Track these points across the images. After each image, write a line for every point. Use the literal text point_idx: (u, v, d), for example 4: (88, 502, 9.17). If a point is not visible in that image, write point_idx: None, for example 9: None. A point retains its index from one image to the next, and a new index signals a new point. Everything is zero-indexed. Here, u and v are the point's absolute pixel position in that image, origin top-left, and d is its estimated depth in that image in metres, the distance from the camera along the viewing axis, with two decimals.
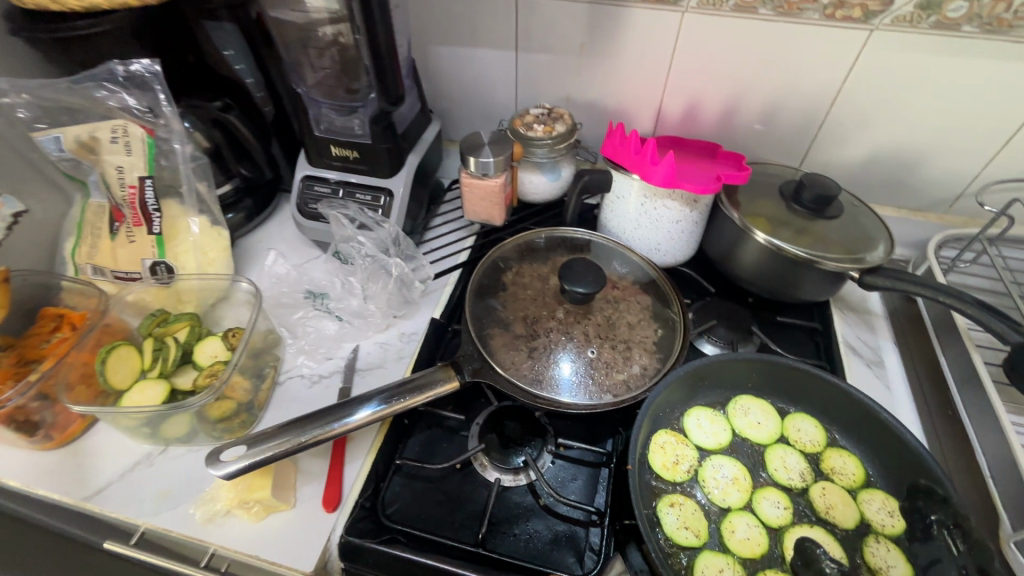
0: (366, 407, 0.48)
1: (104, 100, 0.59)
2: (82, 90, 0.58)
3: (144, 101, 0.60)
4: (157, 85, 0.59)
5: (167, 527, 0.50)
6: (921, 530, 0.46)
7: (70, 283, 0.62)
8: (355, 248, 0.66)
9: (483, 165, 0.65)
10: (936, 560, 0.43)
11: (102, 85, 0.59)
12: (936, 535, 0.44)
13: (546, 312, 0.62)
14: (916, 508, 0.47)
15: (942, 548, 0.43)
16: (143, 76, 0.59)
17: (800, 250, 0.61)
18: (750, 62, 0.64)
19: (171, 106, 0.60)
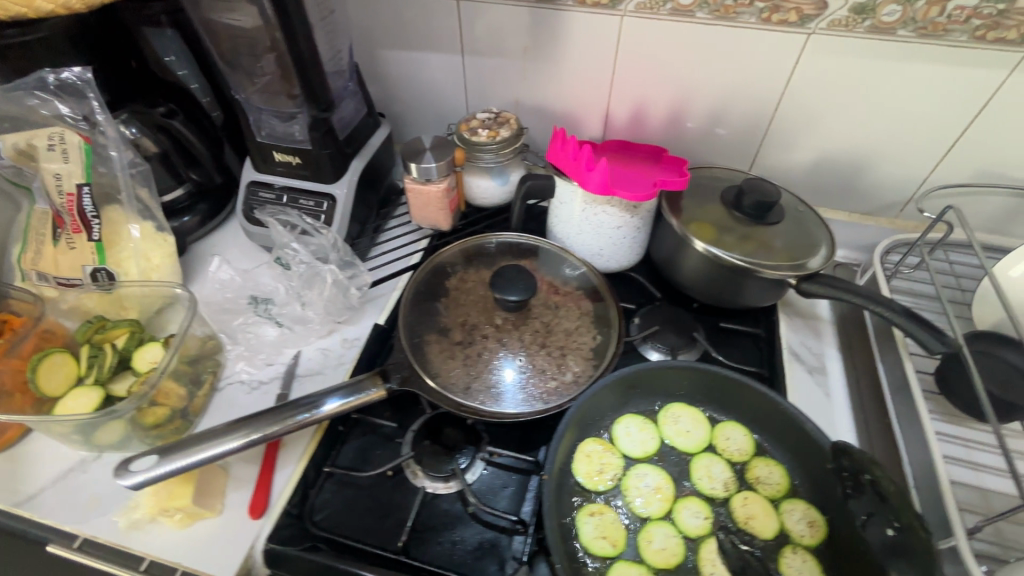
0: (334, 399, 0.51)
1: (36, 109, 0.59)
2: (15, 98, 0.58)
3: (78, 109, 0.60)
4: (90, 92, 0.60)
5: (94, 533, 0.50)
6: (852, 482, 0.45)
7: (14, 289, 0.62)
8: (291, 255, 0.66)
9: (425, 170, 0.65)
10: (869, 512, 0.43)
11: (32, 94, 0.58)
12: (865, 488, 0.43)
13: (485, 317, 0.62)
14: (844, 464, 0.45)
15: (874, 499, 0.42)
16: (75, 84, 0.59)
17: (737, 258, 0.60)
18: (692, 66, 0.64)
19: (105, 113, 0.61)
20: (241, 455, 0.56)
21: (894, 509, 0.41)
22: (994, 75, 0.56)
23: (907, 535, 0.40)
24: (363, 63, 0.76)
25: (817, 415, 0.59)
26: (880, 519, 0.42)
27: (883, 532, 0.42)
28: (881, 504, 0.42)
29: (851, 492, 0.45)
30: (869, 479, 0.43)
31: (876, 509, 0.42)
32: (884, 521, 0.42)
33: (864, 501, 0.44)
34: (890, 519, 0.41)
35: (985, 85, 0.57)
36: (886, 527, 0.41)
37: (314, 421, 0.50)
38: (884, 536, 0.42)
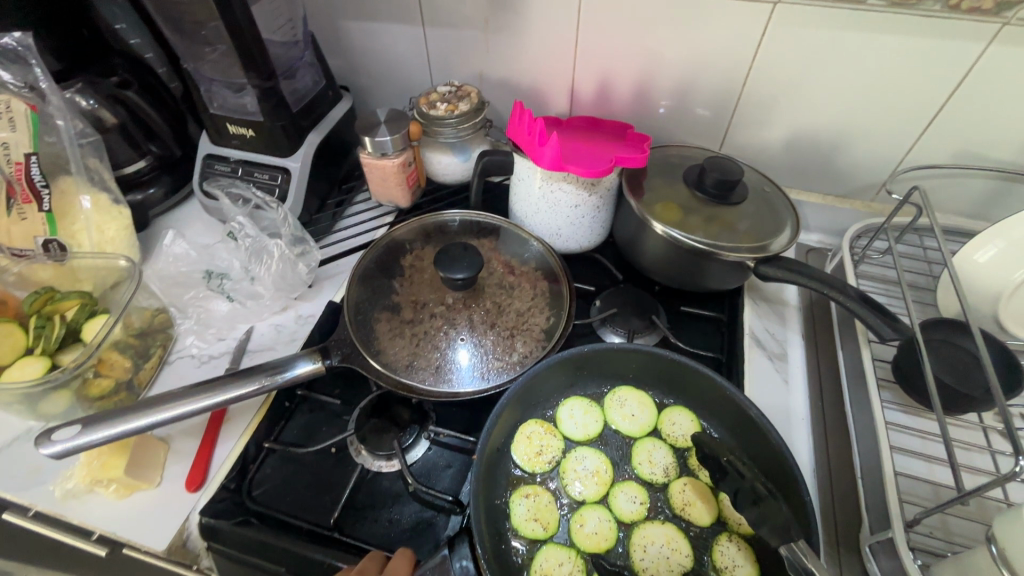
0: (300, 364, 0.52)
1: None
2: None
3: (20, 76, 0.59)
4: (31, 57, 0.59)
5: (32, 502, 0.51)
6: (716, 467, 0.46)
7: None
8: (241, 228, 0.64)
9: (380, 145, 0.63)
10: (736, 488, 0.44)
11: None
12: (726, 470, 0.45)
13: (436, 296, 0.61)
14: (706, 453, 0.47)
15: (736, 478, 0.44)
16: (15, 50, 0.58)
17: (697, 240, 0.57)
18: (656, 38, 0.62)
19: (49, 81, 0.60)
20: (185, 428, 0.56)
21: (751, 481, 0.42)
22: (969, 49, 0.53)
23: (766, 505, 0.41)
24: (325, 34, 0.74)
25: (775, 403, 0.56)
26: (745, 495, 0.43)
27: (748, 509, 0.43)
28: (740, 480, 0.43)
29: (718, 478, 0.46)
30: (728, 457, 0.45)
31: (739, 485, 0.43)
32: (748, 495, 0.43)
33: (731, 481, 0.45)
34: (750, 494, 0.42)
35: (962, 60, 0.53)
36: (750, 503, 0.42)
37: (277, 386, 0.50)
38: (752, 512, 0.42)
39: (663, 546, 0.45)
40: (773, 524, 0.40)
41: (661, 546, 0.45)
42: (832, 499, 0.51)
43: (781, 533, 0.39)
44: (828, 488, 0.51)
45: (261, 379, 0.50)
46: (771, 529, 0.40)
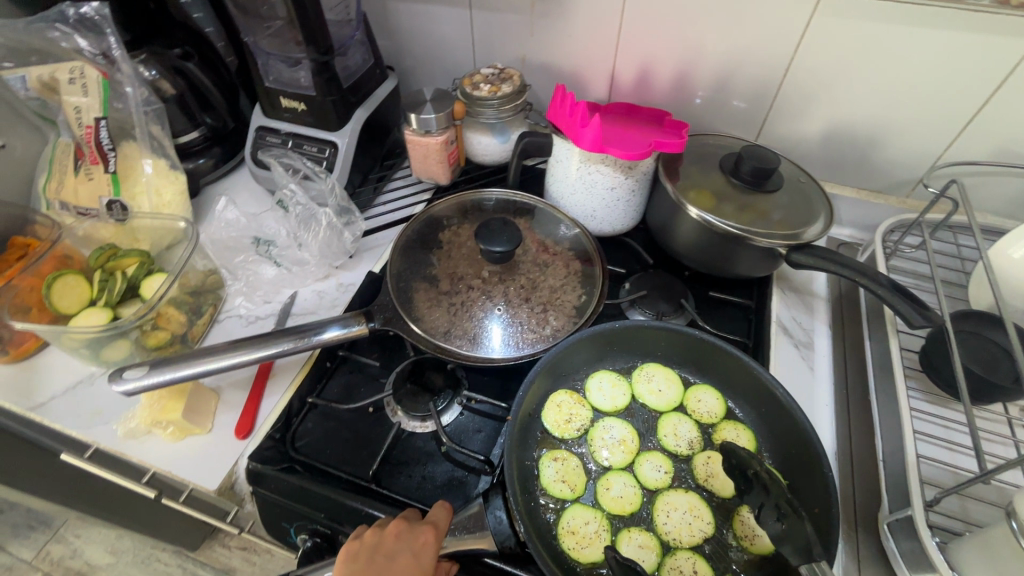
0: (333, 328, 0.54)
1: (58, 42, 0.63)
2: (38, 31, 0.62)
3: (96, 45, 0.64)
4: (106, 27, 0.63)
5: (96, 439, 0.55)
6: (743, 478, 0.44)
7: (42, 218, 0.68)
8: (290, 196, 0.68)
9: (425, 122, 0.66)
10: (760, 504, 0.41)
11: (53, 26, 0.62)
12: (753, 482, 0.42)
13: (473, 270, 0.63)
14: (733, 463, 0.44)
15: (762, 492, 0.41)
16: (93, 19, 0.62)
17: (730, 225, 0.59)
18: (698, 27, 0.63)
19: (121, 49, 0.63)
20: (234, 381, 0.60)
21: (776, 496, 0.40)
22: (1017, 45, 0.53)
23: (790, 522, 0.38)
24: (374, 15, 0.76)
25: (800, 388, 0.58)
26: (768, 511, 0.40)
27: (772, 524, 0.40)
28: (766, 496, 0.41)
29: (744, 491, 0.44)
30: (756, 470, 0.42)
31: (764, 500, 0.41)
32: (771, 511, 0.40)
33: (756, 496, 0.42)
34: (774, 510, 0.39)
35: (1008, 56, 0.54)
36: (774, 518, 0.39)
37: (308, 347, 0.53)
38: (775, 526, 0.39)
39: (686, 513, 0.47)
40: (794, 543, 0.37)
41: (684, 512, 0.47)
42: (853, 483, 0.52)
43: (802, 554, 0.37)
44: (848, 472, 0.53)
45: (302, 338, 0.53)
46: (793, 547, 0.37)
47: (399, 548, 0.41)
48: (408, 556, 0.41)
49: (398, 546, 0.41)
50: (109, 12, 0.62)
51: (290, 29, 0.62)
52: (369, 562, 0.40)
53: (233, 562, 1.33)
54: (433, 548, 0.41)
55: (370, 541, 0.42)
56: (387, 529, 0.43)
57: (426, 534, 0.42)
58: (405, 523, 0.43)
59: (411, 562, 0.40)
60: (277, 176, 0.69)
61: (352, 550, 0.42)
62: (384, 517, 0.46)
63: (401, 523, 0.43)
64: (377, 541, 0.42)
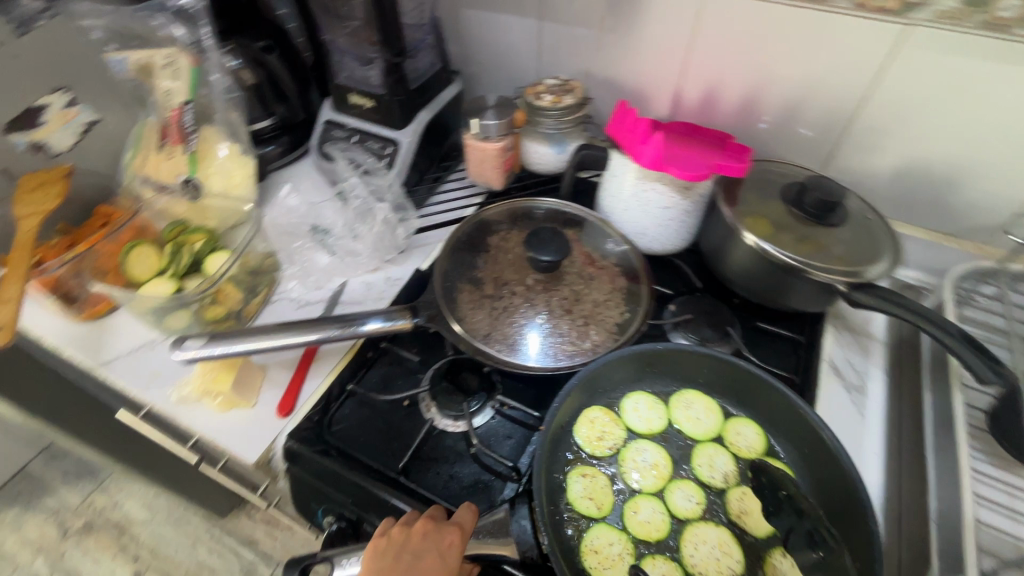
0: (376, 320, 0.56)
1: (159, 30, 0.68)
2: (141, 18, 0.68)
3: (191, 34, 0.68)
4: (202, 19, 0.67)
5: (151, 401, 0.58)
6: (772, 500, 0.46)
7: (126, 189, 0.74)
8: (351, 188, 0.72)
9: (485, 128, 0.68)
10: (789, 528, 0.43)
11: (156, 15, 0.67)
12: (784, 505, 0.44)
13: (518, 277, 0.64)
14: (765, 483, 0.47)
15: (793, 516, 0.43)
16: (191, 11, 0.66)
17: (787, 256, 0.57)
18: (771, 51, 0.61)
19: (212, 40, 0.67)
20: (280, 360, 0.62)
21: (810, 523, 0.42)
22: None
23: (826, 551, 0.40)
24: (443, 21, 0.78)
25: (848, 433, 0.55)
26: (799, 536, 0.43)
27: (804, 552, 0.42)
28: (797, 520, 0.43)
29: (771, 511, 0.45)
30: (788, 493, 0.44)
31: (794, 525, 0.43)
32: (802, 538, 0.42)
33: (784, 518, 0.44)
34: (807, 536, 0.42)
35: None
36: (805, 546, 0.42)
37: (353, 336, 0.55)
38: (807, 553, 0.42)
39: (715, 547, 0.46)
40: None
41: (713, 547, 0.46)
42: (899, 541, 0.49)
43: None
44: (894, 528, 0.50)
45: (349, 324, 0.55)
46: None
47: (427, 548, 0.41)
48: (437, 556, 0.41)
49: (426, 545, 0.41)
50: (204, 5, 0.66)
51: (365, 30, 0.64)
52: (397, 559, 0.41)
53: (255, 534, 1.39)
54: (459, 551, 0.41)
55: (397, 539, 0.42)
56: (414, 527, 0.43)
57: (452, 535, 0.42)
58: (433, 522, 0.43)
59: (438, 562, 0.41)
60: (340, 169, 0.73)
61: (380, 545, 0.42)
62: (412, 513, 0.46)
63: (430, 523, 0.43)
64: (405, 539, 0.42)
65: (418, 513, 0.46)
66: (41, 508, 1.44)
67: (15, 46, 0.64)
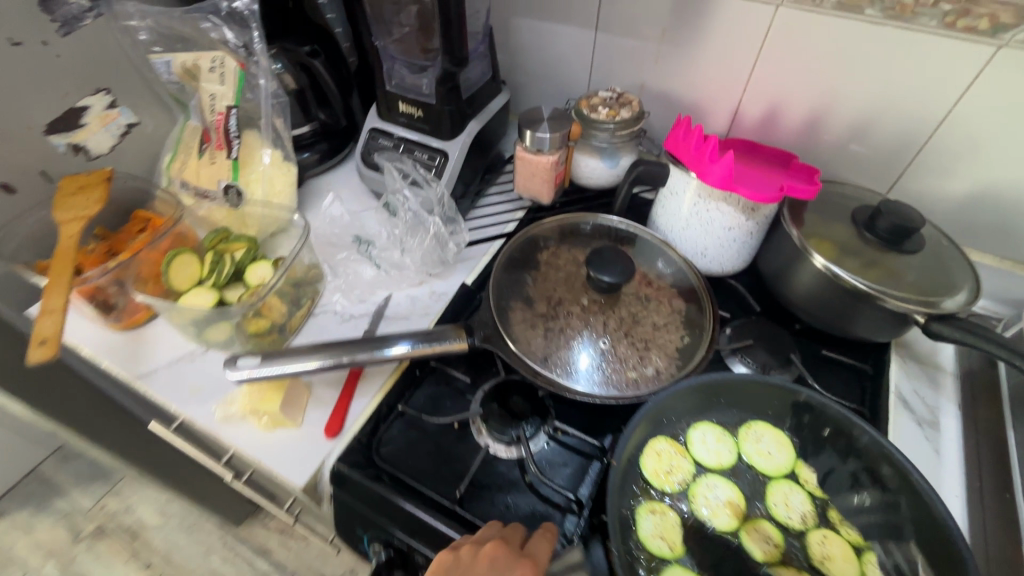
0: (402, 343, 0.53)
1: (208, 32, 0.67)
2: (191, 20, 0.66)
3: (241, 37, 0.66)
4: (252, 22, 0.65)
5: (193, 417, 0.56)
6: (812, 441, 0.51)
7: (162, 194, 0.72)
8: (401, 201, 0.70)
9: (539, 140, 0.65)
10: (830, 470, 0.50)
11: (207, 18, 0.65)
12: (825, 446, 0.50)
13: (571, 296, 0.61)
14: (805, 428, 0.51)
15: (839, 460, 0.49)
16: (242, 13, 0.65)
17: (861, 282, 0.55)
18: (845, 69, 0.59)
19: (262, 44, 0.66)
20: (325, 378, 0.60)
21: (855, 468, 0.48)
22: None
23: (866, 491, 0.47)
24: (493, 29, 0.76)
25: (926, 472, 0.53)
26: (840, 479, 0.49)
27: (844, 492, 0.49)
28: (841, 464, 0.49)
29: (810, 452, 0.51)
30: (836, 436, 0.50)
31: (836, 468, 0.49)
32: (844, 479, 0.49)
33: (824, 461, 0.50)
34: (848, 480, 0.49)
35: None
36: (846, 487, 0.48)
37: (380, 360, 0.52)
38: (844, 492, 0.49)
39: None
40: (884, 521, 0.46)
41: None
42: None
43: (888, 530, 0.45)
44: None
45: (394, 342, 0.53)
46: (881, 525, 0.46)
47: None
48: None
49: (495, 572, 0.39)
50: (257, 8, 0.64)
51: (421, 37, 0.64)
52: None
53: (269, 544, 1.37)
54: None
55: (464, 561, 0.41)
56: (482, 550, 0.41)
57: (524, 567, 0.40)
58: (504, 547, 0.41)
59: None
60: (388, 179, 0.71)
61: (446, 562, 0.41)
62: (484, 533, 0.44)
63: (500, 547, 0.41)
64: (472, 562, 0.41)
65: (490, 532, 0.44)
66: (53, 511, 1.42)
67: (59, 46, 0.62)
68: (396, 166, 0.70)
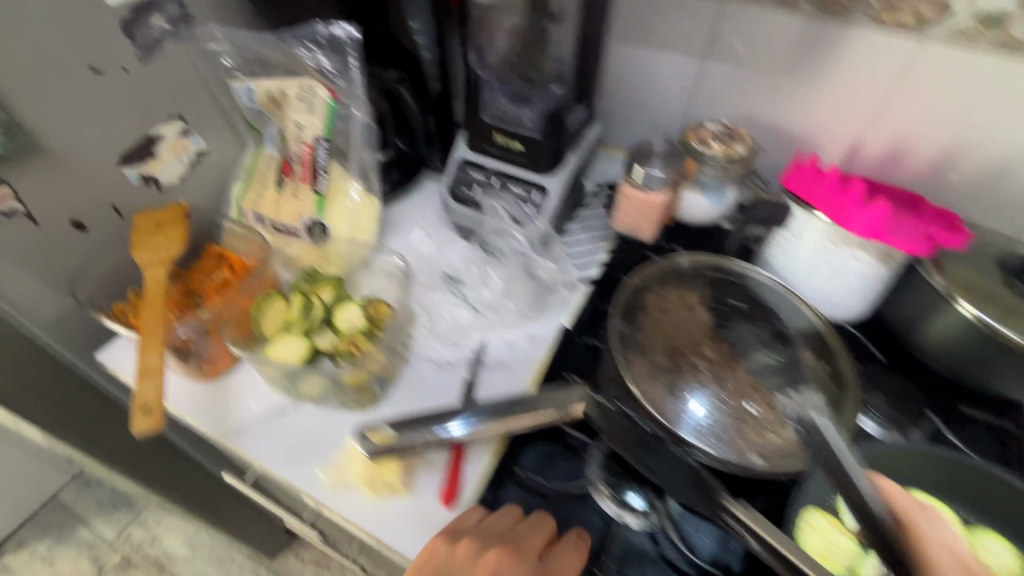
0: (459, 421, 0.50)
1: (303, 59, 0.63)
2: (286, 47, 0.63)
3: (334, 64, 0.62)
4: (350, 51, 0.61)
5: (294, 483, 0.52)
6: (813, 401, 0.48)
7: (232, 226, 0.66)
8: (507, 242, 0.68)
9: (649, 178, 0.62)
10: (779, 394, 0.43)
11: (304, 44, 0.62)
12: None
13: (693, 347, 0.57)
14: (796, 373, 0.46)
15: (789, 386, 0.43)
16: (342, 41, 0.60)
17: (1019, 336, 0.50)
18: (989, 109, 0.55)
19: (359, 72, 0.61)
20: None
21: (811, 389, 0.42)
22: None
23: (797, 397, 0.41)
24: None
25: None
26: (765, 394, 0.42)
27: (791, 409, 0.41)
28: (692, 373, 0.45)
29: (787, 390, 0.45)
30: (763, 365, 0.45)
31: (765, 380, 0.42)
32: None
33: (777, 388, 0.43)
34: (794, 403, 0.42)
35: None
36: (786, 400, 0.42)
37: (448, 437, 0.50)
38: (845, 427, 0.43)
39: None
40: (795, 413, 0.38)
41: None
42: None
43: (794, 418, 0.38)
44: None
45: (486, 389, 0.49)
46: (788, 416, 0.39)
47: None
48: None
49: None
50: (358, 37, 0.60)
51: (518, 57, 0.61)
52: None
53: None
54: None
55: (457, 563, 0.43)
56: (483, 556, 0.44)
57: None
58: (507, 560, 0.43)
59: None
60: (491, 218, 0.67)
61: (440, 555, 0.44)
62: (493, 529, 0.47)
63: (502, 559, 0.43)
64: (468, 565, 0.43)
65: (494, 526, 0.47)
66: (76, 541, 1.36)
67: (137, 72, 0.58)
68: (497, 203, 0.66)
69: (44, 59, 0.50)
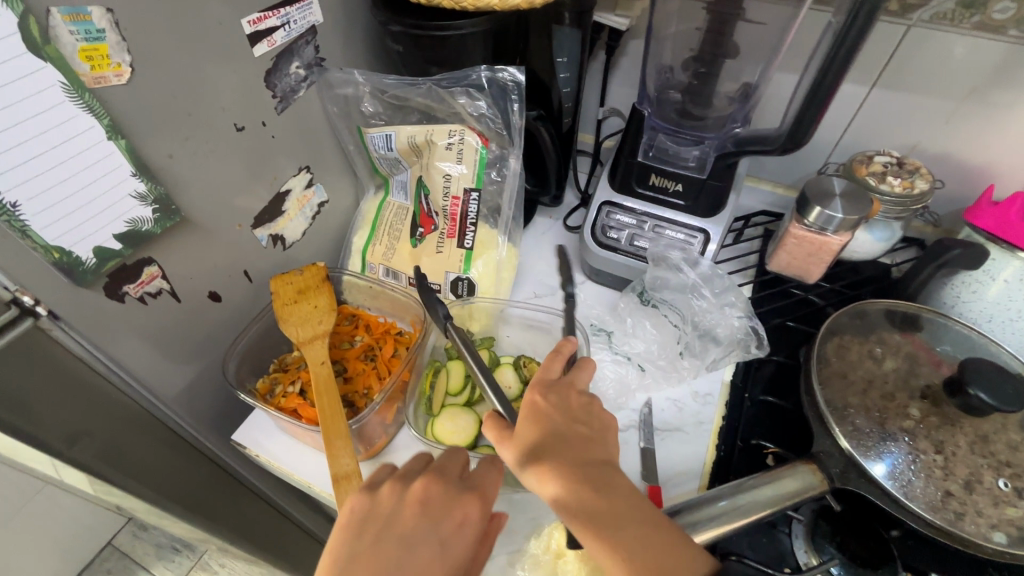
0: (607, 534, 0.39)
1: (460, 105, 0.58)
2: (448, 94, 0.57)
3: (497, 109, 0.58)
4: (514, 95, 0.57)
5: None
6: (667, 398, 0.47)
7: (353, 277, 0.61)
8: (686, 300, 0.60)
9: (828, 218, 0.56)
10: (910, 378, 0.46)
11: (467, 91, 0.57)
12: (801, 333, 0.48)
13: (895, 405, 0.51)
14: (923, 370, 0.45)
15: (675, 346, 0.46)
16: (506, 83, 0.56)
17: None
18: None
19: (522, 117, 0.58)
20: None
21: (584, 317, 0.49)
22: None
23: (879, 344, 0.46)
24: None
25: None
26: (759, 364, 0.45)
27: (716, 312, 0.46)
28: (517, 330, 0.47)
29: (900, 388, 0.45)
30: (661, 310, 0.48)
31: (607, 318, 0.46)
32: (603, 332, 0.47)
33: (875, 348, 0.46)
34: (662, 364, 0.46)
35: None
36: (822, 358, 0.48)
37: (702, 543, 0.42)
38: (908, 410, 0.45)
39: None
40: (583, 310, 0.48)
41: None
42: None
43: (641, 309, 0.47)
44: None
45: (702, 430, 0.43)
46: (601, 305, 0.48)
47: (427, 521, 0.35)
48: (441, 526, 0.35)
49: (421, 517, 0.35)
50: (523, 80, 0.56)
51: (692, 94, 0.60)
52: (385, 531, 0.34)
53: None
54: (472, 527, 0.36)
55: (383, 510, 0.35)
56: (409, 491, 0.37)
57: (468, 502, 0.36)
58: (437, 487, 0.37)
59: (449, 541, 0.34)
60: (668, 273, 0.59)
61: (361, 509, 0.36)
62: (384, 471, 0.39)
63: (428, 486, 0.37)
64: (398, 507, 0.36)
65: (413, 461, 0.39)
66: None
67: (275, 126, 0.52)
68: (663, 252, 0.59)
69: (196, 119, 0.44)
